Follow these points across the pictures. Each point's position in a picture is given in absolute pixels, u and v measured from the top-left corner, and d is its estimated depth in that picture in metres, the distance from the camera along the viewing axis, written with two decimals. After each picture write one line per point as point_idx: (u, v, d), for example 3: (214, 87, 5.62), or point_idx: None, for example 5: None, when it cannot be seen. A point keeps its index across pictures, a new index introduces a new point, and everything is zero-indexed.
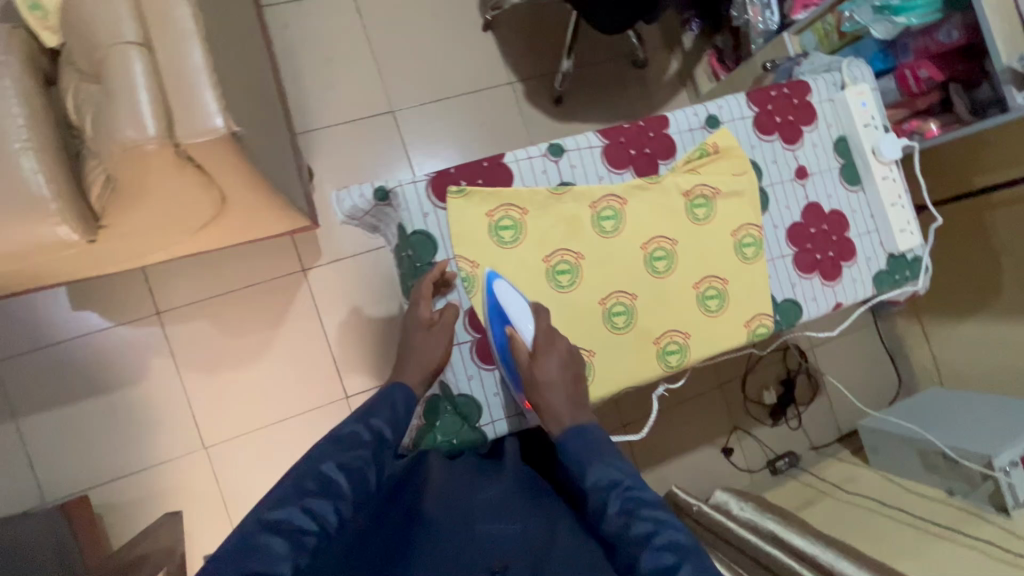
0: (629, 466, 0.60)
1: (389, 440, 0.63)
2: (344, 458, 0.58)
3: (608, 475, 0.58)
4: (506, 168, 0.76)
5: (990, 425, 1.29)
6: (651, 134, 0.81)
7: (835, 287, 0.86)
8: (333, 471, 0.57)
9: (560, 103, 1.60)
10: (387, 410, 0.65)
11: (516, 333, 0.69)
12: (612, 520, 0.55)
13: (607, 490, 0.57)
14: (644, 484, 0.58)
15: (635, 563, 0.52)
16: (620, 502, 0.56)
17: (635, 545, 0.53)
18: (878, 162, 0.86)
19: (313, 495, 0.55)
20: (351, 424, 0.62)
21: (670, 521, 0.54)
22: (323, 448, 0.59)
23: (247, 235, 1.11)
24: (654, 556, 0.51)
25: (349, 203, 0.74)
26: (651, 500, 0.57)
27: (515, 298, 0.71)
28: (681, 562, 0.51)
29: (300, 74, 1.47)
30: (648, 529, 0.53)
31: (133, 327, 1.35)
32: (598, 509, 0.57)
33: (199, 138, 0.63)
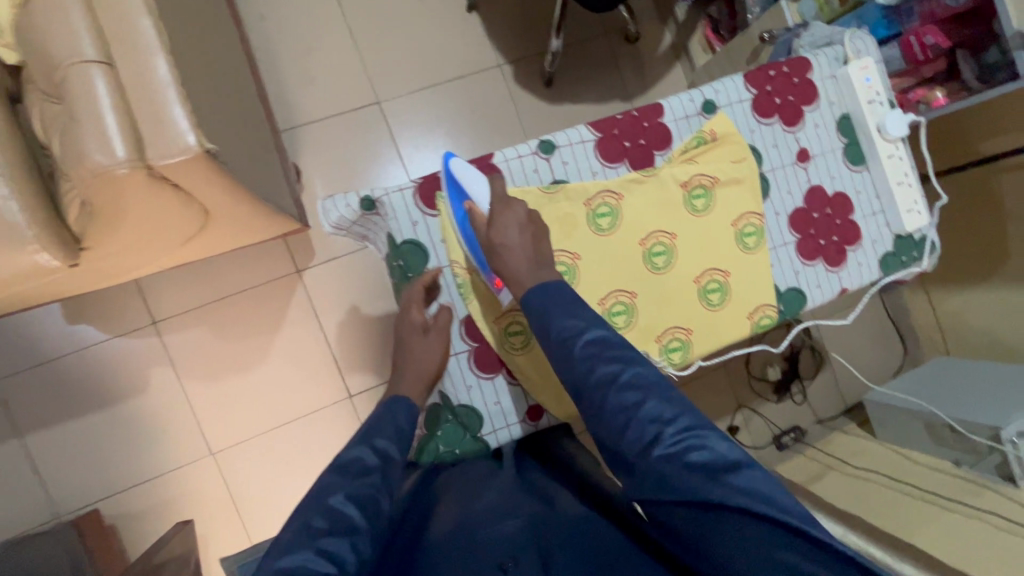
0: (591, 312, 0.57)
1: (397, 459, 0.61)
2: (353, 487, 0.56)
3: (568, 322, 0.56)
4: (495, 169, 0.73)
5: (999, 395, 1.28)
6: (646, 125, 0.78)
7: (839, 272, 0.84)
8: (343, 502, 0.54)
9: (551, 85, 1.55)
10: (391, 427, 0.63)
11: (475, 205, 0.68)
12: (577, 364, 0.54)
13: (570, 336, 0.55)
14: (602, 320, 0.57)
15: (601, 404, 0.52)
16: (583, 346, 0.54)
17: (600, 388, 0.52)
18: (883, 140, 0.83)
19: (326, 532, 0.51)
20: (354, 450, 0.60)
21: (633, 359, 0.54)
22: (327, 481, 0.56)
23: (236, 242, 1.08)
24: (618, 397, 0.51)
25: (335, 214, 0.72)
26: (614, 339, 0.55)
27: (473, 175, 0.69)
28: (646, 398, 0.51)
29: (280, 68, 1.42)
30: (613, 370, 0.52)
31: (130, 338, 1.34)
32: (562, 356, 0.56)
33: (172, 158, 0.60)
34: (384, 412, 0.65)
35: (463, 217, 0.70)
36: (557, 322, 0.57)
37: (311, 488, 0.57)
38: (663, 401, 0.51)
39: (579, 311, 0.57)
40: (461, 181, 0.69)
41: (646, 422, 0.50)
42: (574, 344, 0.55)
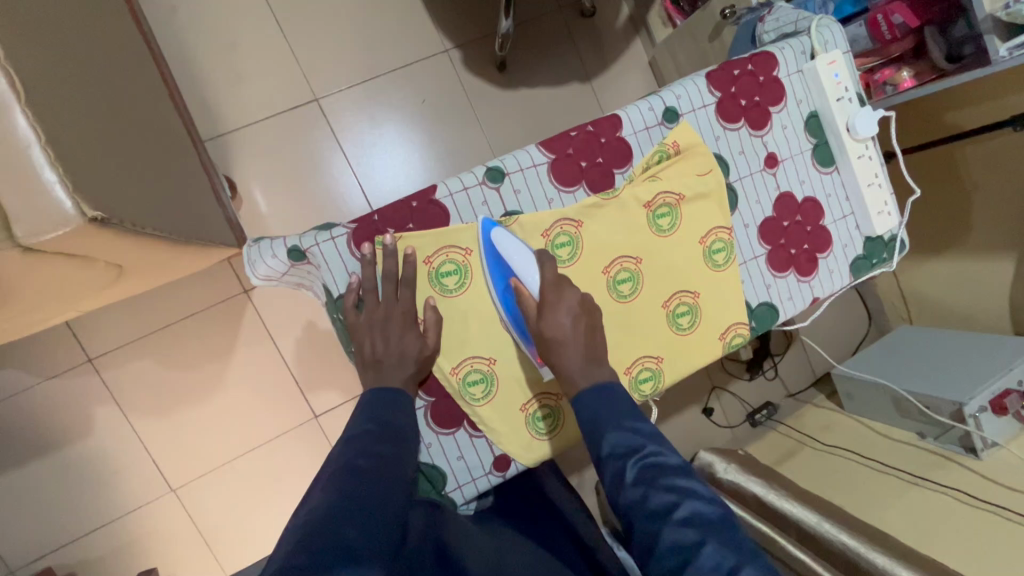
0: (650, 431, 0.57)
1: (399, 423, 0.60)
2: (364, 448, 0.56)
3: (623, 442, 0.55)
4: (440, 206, 0.65)
5: (959, 366, 1.30)
6: (603, 141, 0.71)
7: (811, 281, 0.80)
8: (358, 460, 0.54)
9: (504, 69, 1.44)
10: (395, 401, 0.62)
11: (523, 285, 0.63)
12: (630, 489, 0.52)
13: (625, 457, 0.54)
14: (663, 444, 0.56)
15: (654, 538, 0.50)
16: (638, 470, 0.53)
17: (653, 518, 0.50)
18: (854, 140, 0.78)
19: (344, 484, 0.51)
20: (363, 424, 0.59)
21: (692, 490, 0.52)
22: (347, 454, 0.55)
23: (163, 278, 0.97)
24: (672, 532, 0.49)
25: (262, 266, 0.64)
26: (672, 465, 0.54)
27: (516, 247, 0.64)
28: (705, 538, 0.48)
29: (200, 67, 1.27)
30: (669, 500, 0.50)
31: (65, 379, 1.23)
32: (614, 479, 0.54)
33: (50, 232, 0.51)
34: (378, 391, 0.62)
35: (505, 290, 0.65)
36: (611, 439, 0.56)
37: (327, 459, 0.57)
38: (723, 547, 0.47)
39: (635, 429, 0.56)
40: (503, 253, 0.64)
41: (705, 567, 0.46)
42: (627, 466, 0.54)
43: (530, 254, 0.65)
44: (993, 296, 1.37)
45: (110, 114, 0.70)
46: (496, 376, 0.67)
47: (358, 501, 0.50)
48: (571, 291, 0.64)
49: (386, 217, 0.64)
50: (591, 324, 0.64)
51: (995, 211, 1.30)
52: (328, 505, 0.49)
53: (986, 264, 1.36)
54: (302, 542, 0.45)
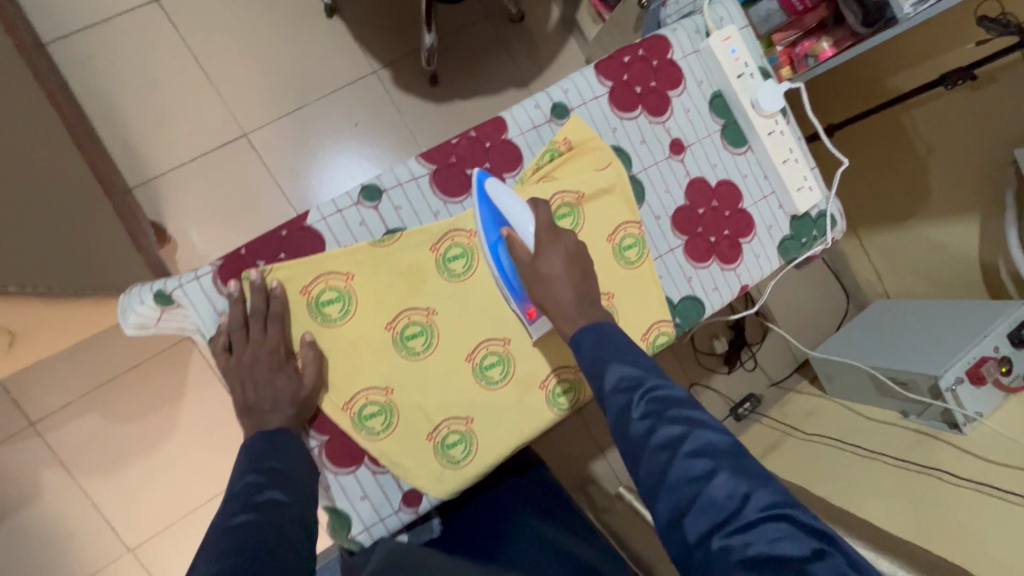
0: (651, 366, 0.57)
1: (286, 467, 0.56)
2: (250, 504, 0.51)
3: (629, 374, 0.55)
4: (312, 232, 0.61)
5: (934, 338, 1.24)
6: (488, 145, 0.67)
7: (736, 268, 0.76)
8: (242, 518, 0.50)
9: (436, 83, 1.42)
10: (276, 450, 0.57)
11: (515, 233, 0.62)
12: (636, 424, 0.53)
13: (630, 393, 0.54)
14: (666, 378, 0.56)
15: (664, 470, 0.50)
16: (645, 405, 0.54)
17: (664, 449, 0.51)
18: (761, 116, 0.74)
19: (226, 547, 0.47)
20: (245, 477, 0.54)
21: (699, 421, 0.52)
22: (226, 514, 0.51)
23: (84, 332, 0.93)
24: (684, 464, 0.50)
25: (130, 315, 0.60)
26: (679, 398, 0.55)
27: (510, 196, 0.63)
28: (717, 467, 0.49)
29: (123, 113, 1.25)
30: (677, 433, 0.51)
31: (7, 447, 1.18)
32: (619, 412, 0.54)
33: None
34: (259, 436, 0.58)
35: (498, 242, 0.64)
36: (615, 375, 0.56)
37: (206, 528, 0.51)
38: (733, 474, 0.49)
39: (637, 363, 0.57)
40: (498, 204, 0.63)
41: (717, 495, 0.48)
42: (635, 399, 0.54)
43: (523, 202, 0.63)
44: (961, 261, 1.32)
45: None
46: (394, 407, 0.63)
47: (243, 562, 0.45)
48: (568, 235, 0.63)
49: (254, 252, 0.60)
50: (584, 269, 0.63)
51: (951, 174, 1.25)
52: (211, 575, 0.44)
53: (951, 229, 1.31)
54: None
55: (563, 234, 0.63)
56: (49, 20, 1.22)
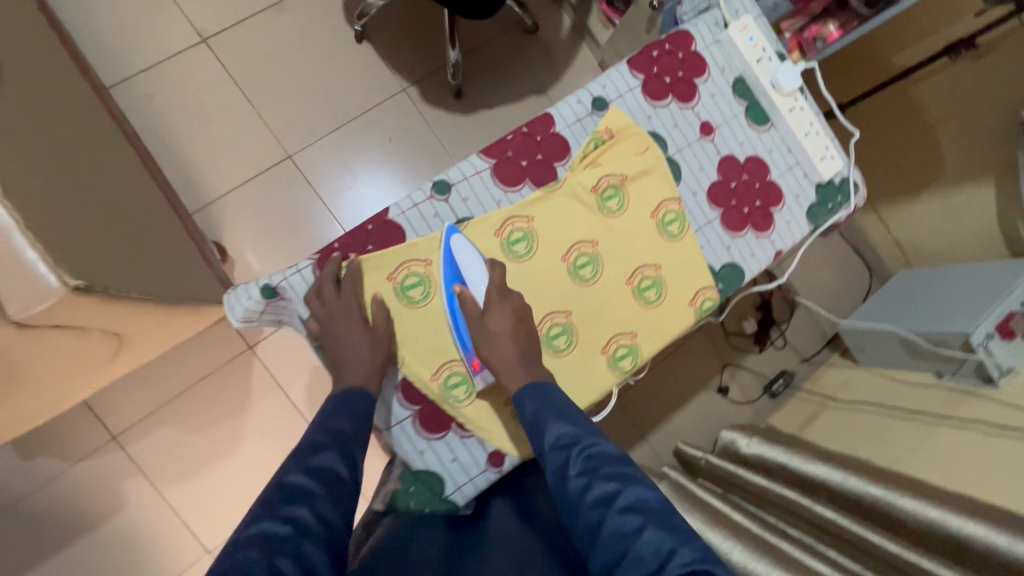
0: (588, 428, 0.63)
1: (351, 433, 0.62)
2: (311, 463, 0.56)
3: (567, 434, 0.62)
4: (395, 225, 0.70)
5: (960, 299, 1.29)
6: (540, 138, 0.75)
7: (770, 235, 0.82)
8: (302, 478, 0.55)
9: (461, 96, 1.51)
10: (344, 412, 0.63)
11: (466, 291, 0.67)
12: (574, 479, 0.58)
13: (569, 449, 0.60)
14: (602, 439, 0.62)
15: (598, 525, 0.55)
16: (581, 461, 0.59)
17: (596, 506, 0.56)
18: (781, 95, 0.81)
19: (285, 504, 0.51)
20: (311, 435, 0.60)
21: (631, 480, 0.58)
22: (288, 462, 0.57)
23: (172, 339, 1.03)
24: (617, 518, 0.54)
25: (239, 309, 0.69)
26: (614, 458, 0.60)
27: (470, 257, 0.68)
28: (646, 523, 0.53)
29: (179, 145, 1.36)
30: (610, 489, 0.56)
31: (92, 460, 1.27)
32: (558, 468, 0.60)
33: (37, 306, 0.56)
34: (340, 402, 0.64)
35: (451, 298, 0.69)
36: (555, 433, 0.62)
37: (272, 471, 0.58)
38: (661, 530, 0.52)
39: (577, 423, 0.63)
40: (457, 261, 0.68)
41: (645, 550, 0.51)
42: (572, 457, 0.60)
43: (480, 264, 0.69)
44: (979, 224, 1.36)
45: (90, 197, 0.76)
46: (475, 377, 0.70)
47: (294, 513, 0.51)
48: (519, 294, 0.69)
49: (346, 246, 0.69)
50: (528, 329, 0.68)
51: (961, 141, 1.31)
52: (263, 520, 0.49)
53: (966, 194, 1.35)
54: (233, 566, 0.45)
55: (512, 296, 0.68)
56: (111, 66, 1.34)
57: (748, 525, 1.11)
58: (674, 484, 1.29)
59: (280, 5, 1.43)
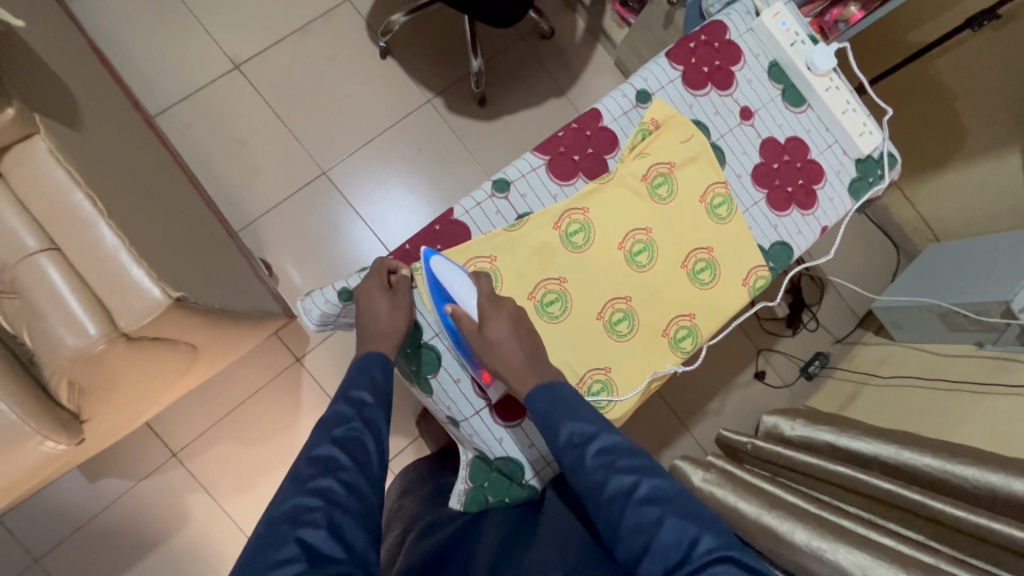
0: (598, 419, 0.65)
1: (371, 403, 0.65)
2: (335, 433, 0.60)
3: (580, 431, 0.63)
4: (460, 224, 0.75)
5: (997, 267, 1.30)
6: (589, 133, 0.79)
7: (815, 212, 0.84)
8: (328, 450, 0.59)
9: (484, 103, 1.55)
10: (364, 380, 0.67)
11: (459, 310, 0.68)
12: (591, 475, 0.60)
13: (583, 445, 0.62)
14: (613, 430, 0.64)
15: (620, 518, 0.57)
16: (597, 455, 0.61)
17: (616, 500, 0.58)
18: (816, 76, 0.84)
19: (314, 476, 0.56)
20: (335, 405, 0.64)
21: (646, 470, 0.60)
22: (314, 434, 0.62)
23: (234, 354, 1.04)
24: (638, 512, 0.57)
25: (317, 312, 0.75)
26: (627, 449, 0.62)
27: (455, 275, 0.69)
28: (665, 513, 0.56)
29: (219, 169, 1.41)
30: (628, 483, 0.59)
31: (155, 478, 1.31)
32: (575, 465, 0.62)
33: (144, 319, 0.62)
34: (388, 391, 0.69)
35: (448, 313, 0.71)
36: (567, 429, 0.63)
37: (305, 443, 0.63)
38: (681, 519, 0.56)
39: (587, 418, 0.64)
40: (444, 281, 0.69)
41: (668, 541, 0.55)
42: (587, 453, 0.61)
43: (468, 280, 0.70)
44: (1007, 191, 1.37)
45: (164, 216, 0.80)
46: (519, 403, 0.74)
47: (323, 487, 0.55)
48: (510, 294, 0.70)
49: (381, 261, 0.73)
50: (527, 327, 0.69)
51: (986, 111, 1.32)
52: (297, 494, 0.54)
53: (992, 163, 1.37)
54: (269, 542, 0.50)
55: (504, 298, 0.69)
56: (152, 98, 1.40)
57: (798, 502, 1.06)
58: (721, 470, 1.22)
59: (307, 28, 1.48)
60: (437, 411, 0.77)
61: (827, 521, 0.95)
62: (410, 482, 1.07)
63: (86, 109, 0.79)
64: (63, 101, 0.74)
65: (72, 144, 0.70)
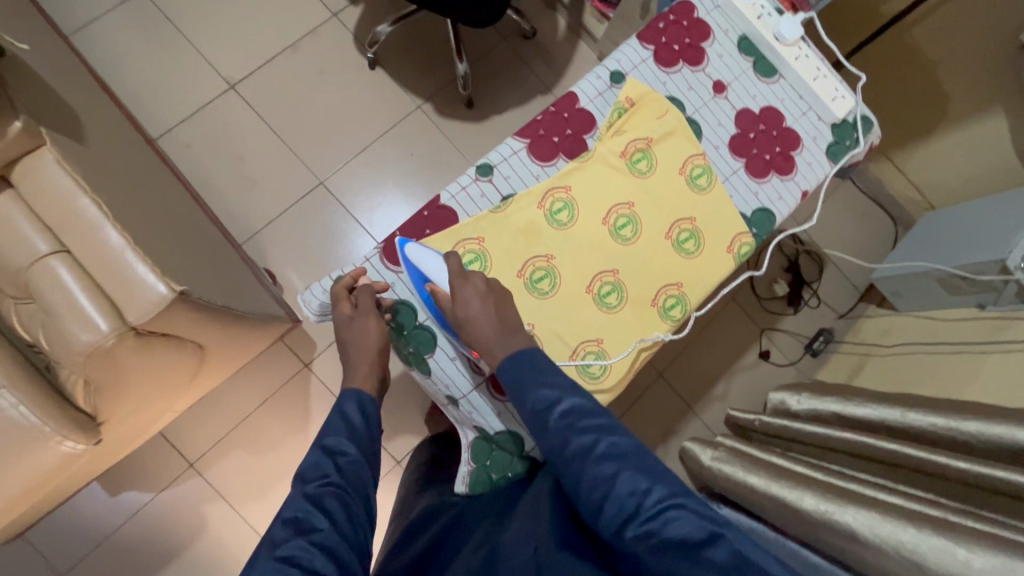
0: (562, 383, 0.67)
1: (350, 453, 0.66)
2: (308, 490, 0.61)
3: (543, 397, 0.65)
4: (446, 208, 0.78)
5: (992, 228, 1.30)
6: (567, 115, 0.82)
7: (794, 177, 0.86)
8: (302, 509, 0.59)
9: (472, 105, 1.59)
10: (340, 427, 0.69)
11: (436, 287, 0.72)
12: (554, 437, 0.63)
13: (546, 410, 0.65)
14: (576, 392, 0.67)
15: (581, 475, 0.61)
16: (560, 418, 0.64)
17: (577, 459, 0.61)
18: (785, 46, 0.86)
19: (290, 539, 0.56)
20: (312, 457, 0.65)
21: (606, 430, 0.63)
22: (292, 490, 0.62)
23: (239, 360, 1.07)
24: (597, 468, 0.60)
25: (316, 302, 0.79)
26: (589, 410, 0.65)
27: (429, 257, 0.73)
28: (621, 469, 0.60)
29: (221, 186, 1.46)
30: (588, 443, 0.62)
31: (174, 488, 1.34)
32: (540, 429, 0.65)
33: (153, 312, 0.66)
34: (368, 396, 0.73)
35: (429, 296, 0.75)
36: (533, 395, 0.66)
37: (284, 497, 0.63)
38: (636, 473, 0.60)
39: (551, 383, 0.67)
40: (419, 264, 0.73)
41: (623, 493, 0.58)
42: (549, 416, 0.64)
43: (441, 257, 0.74)
44: (996, 150, 1.38)
45: (167, 222, 0.84)
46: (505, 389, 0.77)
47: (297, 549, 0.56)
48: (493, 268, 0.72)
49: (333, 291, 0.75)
50: (508, 301, 0.71)
51: (965, 74, 1.34)
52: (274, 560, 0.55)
53: (978, 125, 1.38)
54: None
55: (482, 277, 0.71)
56: (154, 121, 1.45)
57: (807, 471, 1.03)
58: (730, 448, 1.21)
59: (297, 45, 1.53)
60: (435, 392, 0.79)
61: (834, 485, 0.95)
62: (412, 477, 1.08)
63: (88, 125, 0.83)
64: (69, 119, 0.79)
65: (76, 156, 0.74)
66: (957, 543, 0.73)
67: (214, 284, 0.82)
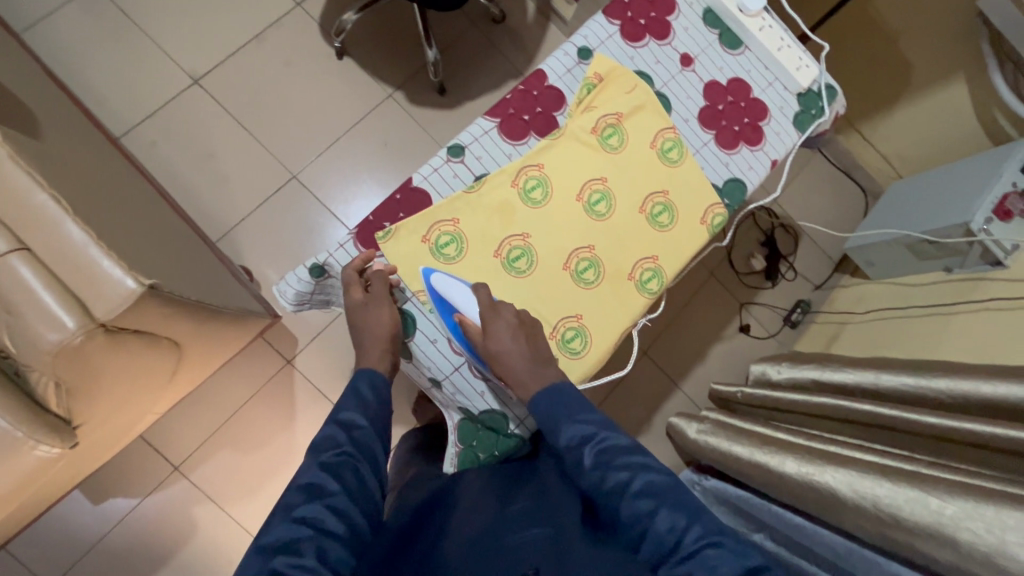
0: (598, 419, 0.69)
1: (365, 426, 0.66)
2: (324, 458, 0.61)
3: (577, 433, 0.66)
4: (419, 191, 0.77)
5: (957, 192, 1.34)
6: (536, 93, 0.82)
7: (763, 147, 0.88)
8: (315, 476, 0.59)
9: (444, 92, 1.57)
10: (352, 400, 0.69)
11: (464, 318, 0.72)
12: (590, 473, 0.64)
13: (581, 445, 0.66)
14: (612, 428, 0.68)
15: (618, 509, 0.62)
16: (595, 454, 0.65)
17: (614, 494, 0.62)
18: (749, 16, 0.87)
19: (302, 503, 0.56)
20: (325, 428, 0.65)
21: (643, 466, 0.64)
22: (306, 455, 0.62)
23: (220, 357, 1.07)
24: (634, 504, 0.61)
25: (292, 292, 0.78)
26: (625, 446, 0.66)
27: (456, 288, 0.74)
28: (658, 506, 0.60)
29: (189, 183, 1.42)
30: (624, 479, 0.62)
31: (159, 492, 1.32)
32: (575, 465, 0.66)
33: (120, 306, 0.65)
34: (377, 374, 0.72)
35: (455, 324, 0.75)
36: (567, 432, 0.67)
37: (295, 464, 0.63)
38: (674, 511, 0.59)
39: (587, 419, 0.68)
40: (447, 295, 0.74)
41: (661, 530, 0.58)
42: (584, 453, 0.65)
43: (468, 288, 0.74)
44: (959, 117, 1.41)
45: (133, 219, 0.82)
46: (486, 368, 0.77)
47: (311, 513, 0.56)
48: None
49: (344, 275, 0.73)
50: None
51: (927, 42, 1.36)
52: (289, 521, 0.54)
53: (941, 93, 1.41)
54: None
55: None
56: (116, 120, 1.41)
57: (788, 437, 1.05)
58: (715, 420, 1.23)
59: (261, 36, 1.50)
60: (419, 374, 0.79)
61: (815, 448, 0.97)
62: (400, 460, 1.08)
63: (42, 121, 0.80)
64: (21, 115, 0.76)
65: (31, 151, 0.72)
66: (928, 493, 0.75)
67: (186, 279, 0.81)
